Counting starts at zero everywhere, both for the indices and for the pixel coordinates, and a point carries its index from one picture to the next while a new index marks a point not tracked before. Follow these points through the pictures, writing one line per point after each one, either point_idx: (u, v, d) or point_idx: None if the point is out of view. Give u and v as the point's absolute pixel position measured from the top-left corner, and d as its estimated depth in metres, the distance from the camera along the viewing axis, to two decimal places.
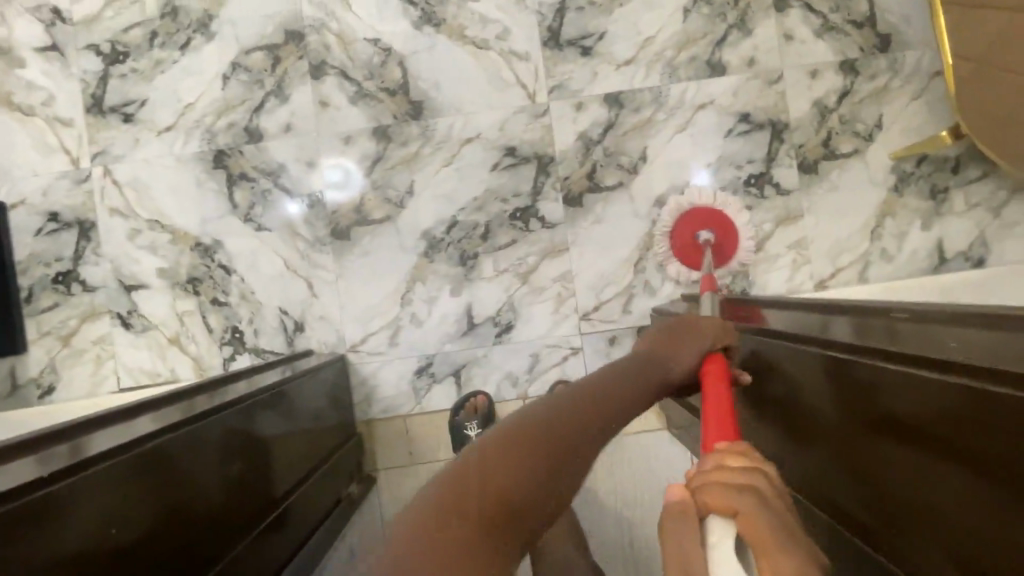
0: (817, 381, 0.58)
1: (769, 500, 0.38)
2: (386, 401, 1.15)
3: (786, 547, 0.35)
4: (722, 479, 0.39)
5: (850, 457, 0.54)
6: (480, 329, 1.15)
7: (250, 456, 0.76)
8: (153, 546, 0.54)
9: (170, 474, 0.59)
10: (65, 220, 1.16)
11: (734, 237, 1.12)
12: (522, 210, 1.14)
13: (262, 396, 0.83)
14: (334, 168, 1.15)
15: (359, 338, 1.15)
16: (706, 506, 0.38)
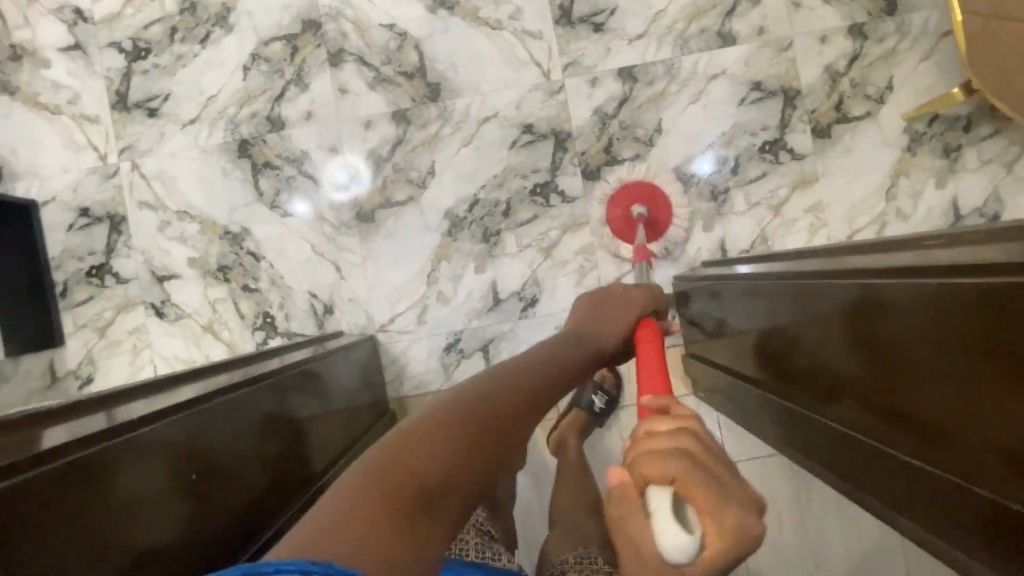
0: (835, 321, 0.62)
1: (705, 459, 0.43)
2: (417, 378, 1.18)
3: (721, 501, 0.41)
4: (655, 447, 0.44)
5: (874, 391, 0.58)
6: (506, 304, 1.17)
7: (288, 432, 0.78)
8: (191, 512, 0.55)
9: (208, 441, 0.60)
10: (96, 214, 1.19)
11: (662, 206, 1.12)
12: (542, 185, 1.17)
13: (292, 373, 0.84)
14: (340, 169, 1.18)
15: (387, 318, 1.18)
16: (646, 477, 0.43)
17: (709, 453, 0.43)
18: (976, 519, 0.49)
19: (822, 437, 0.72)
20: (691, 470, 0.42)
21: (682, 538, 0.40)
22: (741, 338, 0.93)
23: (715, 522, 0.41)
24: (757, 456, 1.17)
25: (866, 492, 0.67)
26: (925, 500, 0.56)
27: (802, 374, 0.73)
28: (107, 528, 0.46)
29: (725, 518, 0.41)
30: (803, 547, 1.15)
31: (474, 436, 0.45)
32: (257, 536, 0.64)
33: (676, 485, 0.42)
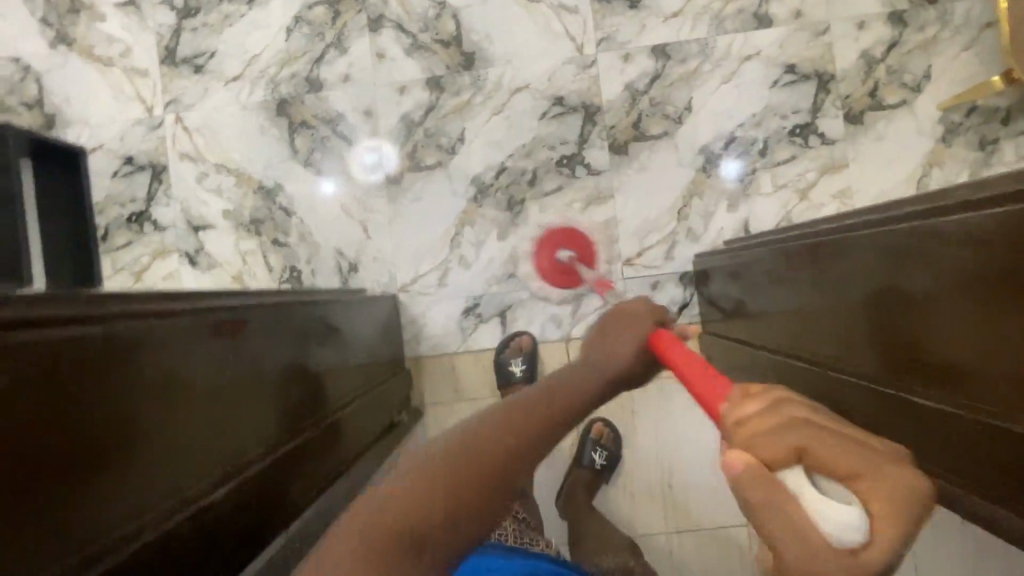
0: (875, 266, 0.59)
1: (815, 417, 0.34)
2: (434, 340, 1.20)
3: (869, 463, 0.32)
4: (756, 423, 0.34)
5: (896, 338, 0.58)
6: (526, 272, 1.19)
7: (307, 361, 0.80)
8: (211, 401, 0.56)
9: (233, 339, 0.61)
10: (140, 163, 1.25)
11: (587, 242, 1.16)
12: (569, 157, 1.18)
13: (313, 302, 0.86)
14: (370, 152, 1.21)
15: (409, 279, 1.21)
16: (769, 456, 0.32)
17: (829, 420, 0.34)
18: (984, 455, 0.49)
19: (826, 398, 0.72)
20: (811, 429, 0.33)
21: (844, 513, 0.30)
22: (761, 312, 0.93)
23: (882, 490, 0.31)
24: None
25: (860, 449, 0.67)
26: (930, 449, 0.56)
27: (820, 337, 0.73)
28: (135, 402, 0.47)
29: (888, 481, 0.31)
30: None
31: (483, 469, 0.45)
32: (277, 447, 0.66)
33: (809, 457, 0.32)
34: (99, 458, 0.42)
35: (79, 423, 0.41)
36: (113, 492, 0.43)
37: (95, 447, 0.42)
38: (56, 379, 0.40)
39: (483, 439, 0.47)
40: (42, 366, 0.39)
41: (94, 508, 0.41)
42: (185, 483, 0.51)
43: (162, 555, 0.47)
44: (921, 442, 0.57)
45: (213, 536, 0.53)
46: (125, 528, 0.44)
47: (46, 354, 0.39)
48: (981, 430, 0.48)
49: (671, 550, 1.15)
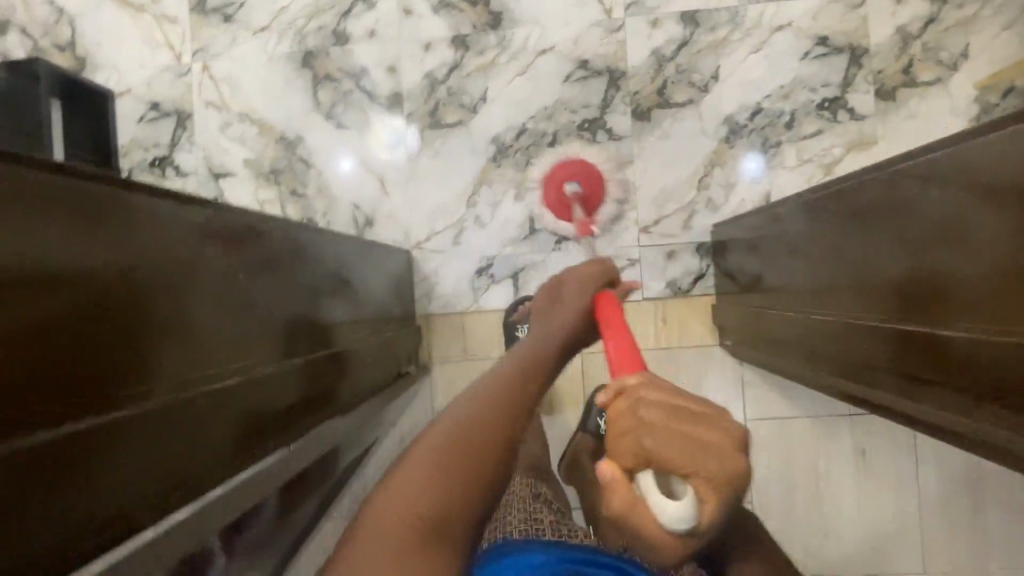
0: (904, 203, 0.58)
1: (668, 423, 0.46)
2: (446, 298, 1.21)
3: (702, 458, 0.45)
4: (619, 434, 0.47)
5: (915, 275, 0.57)
6: (541, 235, 1.18)
7: (316, 286, 0.80)
8: (220, 302, 0.56)
9: (247, 250, 0.62)
10: (165, 109, 1.26)
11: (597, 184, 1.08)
12: (591, 121, 1.17)
13: (326, 237, 0.86)
14: (392, 130, 1.21)
15: (424, 236, 1.21)
16: (629, 465, 0.47)
17: (680, 421, 0.46)
18: (997, 377, 0.47)
19: (845, 347, 0.70)
20: (661, 438, 0.46)
21: (674, 504, 0.46)
22: (780, 282, 0.91)
23: (708, 477, 0.45)
24: (777, 417, 1.13)
25: (873, 397, 0.65)
26: (941, 383, 0.54)
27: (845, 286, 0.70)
28: (144, 279, 0.47)
29: (714, 469, 0.45)
30: (816, 515, 1.13)
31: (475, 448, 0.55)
32: (283, 362, 0.66)
33: (655, 461, 0.46)
34: (96, 324, 0.42)
35: (83, 285, 0.41)
36: (110, 357, 0.43)
37: (94, 311, 0.42)
38: (61, 236, 0.40)
39: (467, 421, 0.57)
40: (46, 222, 0.39)
41: (88, 367, 0.41)
42: (186, 370, 0.51)
43: (170, 429, 0.46)
44: (937, 381, 0.54)
45: (221, 428, 0.53)
46: (121, 394, 0.44)
47: (52, 208, 0.39)
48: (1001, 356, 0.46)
49: None
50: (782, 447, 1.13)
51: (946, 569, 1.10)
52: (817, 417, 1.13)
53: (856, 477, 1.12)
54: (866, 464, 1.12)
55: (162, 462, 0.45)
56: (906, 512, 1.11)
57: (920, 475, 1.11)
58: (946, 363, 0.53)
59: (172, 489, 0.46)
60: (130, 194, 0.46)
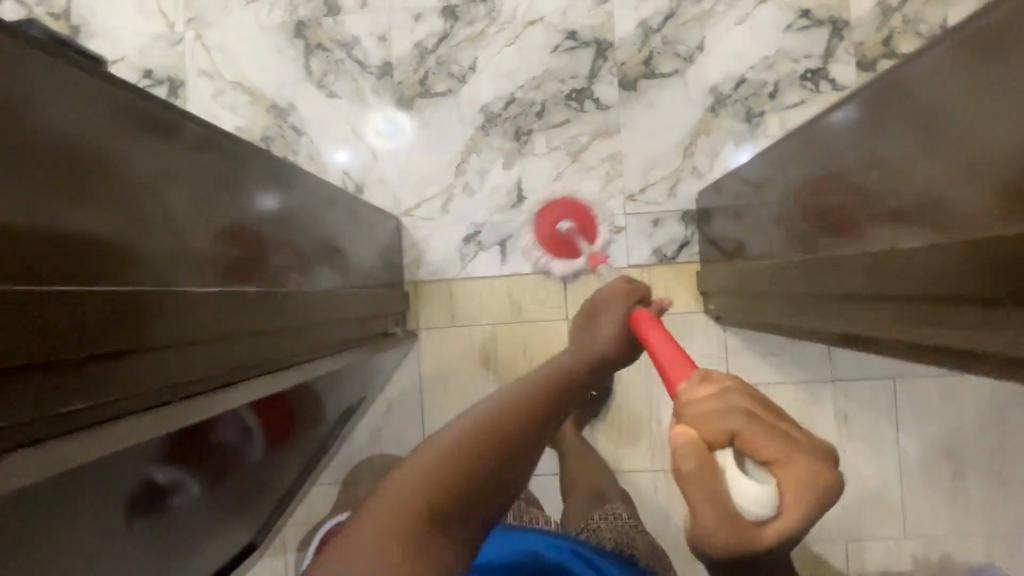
0: (875, 144, 0.64)
1: (756, 410, 0.44)
2: (435, 265, 1.22)
3: (802, 461, 0.44)
4: (697, 414, 0.46)
5: (881, 207, 0.62)
6: (529, 202, 1.19)
7: (290, 222, 0.80)
8: (213, 227, 0.61)
9: (239, 184, 0.66)
10: (157, 78, 1.27)
11: (590, 218, 1.17)
12: (578, 91, 1.18)
13: (309, 185, 0.90)
14: (384, 109, 1.22)
15: (414, 203, 1.22)
16: (706, 442, 0.45)
17: (760, 424, 0.44)
18: (933, 281, 0.51)
19: (830, 283, 0.70)
20: (750, 425, 0.44)
21: (753, 490, 0.43)
22: (766, 241, 0.92)
23: (794, 474, 0.43)
24: (760, 382, 1.15)
25: (846, 325, 0.68)
26: (893, 299, 0.58)
27: (839, 224, 0.71)
28: (145, 194, 0.51)
29: (803, 466, 0.43)
30: None
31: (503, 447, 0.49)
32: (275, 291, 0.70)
33: (737, 440, 0.44)
34: (78, 209, 0.44)
35: (88, 186, 0.45)
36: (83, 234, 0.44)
37: (73, 194, 0.44)
38: (43, 120, 0.42)
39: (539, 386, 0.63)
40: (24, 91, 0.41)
41: (67, 242, 0.43)
42: (159, 267, 0.52)
43: (148, 321, 0.48)
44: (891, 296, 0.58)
45: (191, 333, 0.53)
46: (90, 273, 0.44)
47: (30, 81, 0.41)
48: (960, 250, 0.47)
49: (656, 487, 1.19)
50: None
51: (928, 533, 1.11)
52: (801, 382, 1.14)
53: (840, 443, 1.13)
54: (850, 429, 1.13)
55: (133, 354, 0.47)
56: (888, 477, 1.12)
57: (901, 439, 1.12)
58: (896, 278, 0.56)
59: (127, 378, 0.47)
60: (121, 100, 0.49)
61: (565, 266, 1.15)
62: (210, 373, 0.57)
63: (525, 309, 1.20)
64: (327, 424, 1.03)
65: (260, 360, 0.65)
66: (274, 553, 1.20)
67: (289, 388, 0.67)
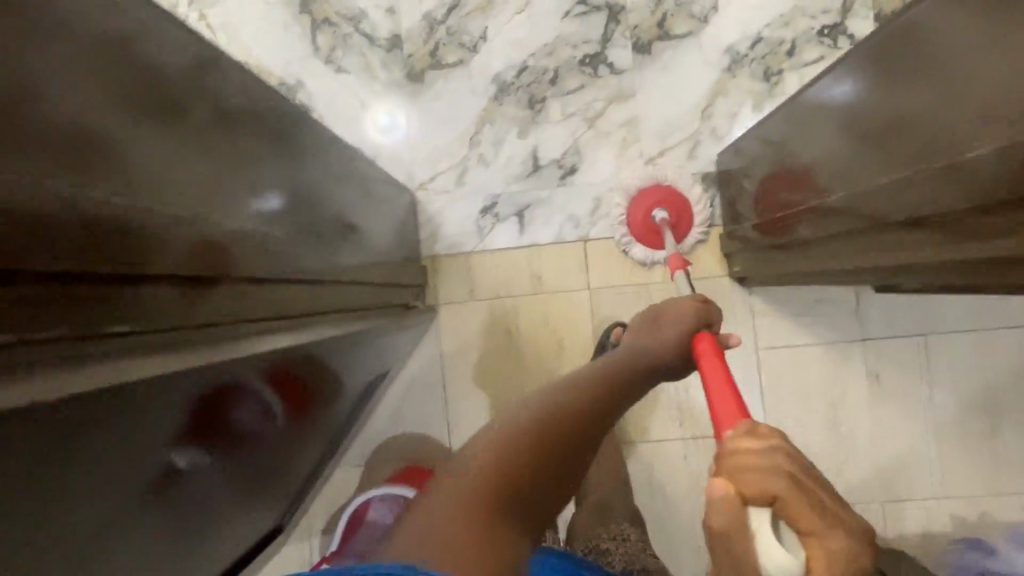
0: (890, 82, 0.62)
1: (797, 471, 0.42)
2: (451, 239, 1.20)
3: (834, 538, 0.41)
4: (746, 463, 0.42)
5: (895, 141, 0.60)
6: (545, 171, 1.17)
7: (301, 187, 0.78)
8: (228, 199, 0.56)
9: (243, 150, 0.63)
10: None
11: (687, 215, 1.13)
12: (592, 56, 1.16)
13: (314, 154, 0.88)
14: (394, 83, 1.20)
15: (427, 177, 1.20)
16: (747, 496, 0.41)
17: (803, 495, 0.41)
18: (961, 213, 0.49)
19: (859, 217, 0.67)
20: (792, 489, 0.41)
21: (789, 559, 0.39)
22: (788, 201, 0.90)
23: (823, 550, 0.40)
24: (789, 344, 1.13)
25: (881, 259, 0.67)
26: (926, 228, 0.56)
27: (859, 159, 0.69)
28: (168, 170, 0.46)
29: (832, 541, 0.40)
30: (831, 441, 1.12)
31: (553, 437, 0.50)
32: (298, 251, 0.69)
33: (779, 502, 0.41)
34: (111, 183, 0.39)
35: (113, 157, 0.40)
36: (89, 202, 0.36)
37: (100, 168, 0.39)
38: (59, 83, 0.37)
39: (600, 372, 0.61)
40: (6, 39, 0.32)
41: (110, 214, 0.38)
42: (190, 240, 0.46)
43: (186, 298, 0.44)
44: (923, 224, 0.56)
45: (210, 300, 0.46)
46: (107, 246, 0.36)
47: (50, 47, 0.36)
48: (981, 174, 0.45)
49: (685, 455, 1.17)
50: (793, 374, 1.13)
51: (964, 491, 1.10)
52: (829, 343, 1.12)
53: (869, 403, 1.12)
54: (879, 388, 1.11)
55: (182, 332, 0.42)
56: (921, 436, 1.11)
57: (934, 398, 1.10)
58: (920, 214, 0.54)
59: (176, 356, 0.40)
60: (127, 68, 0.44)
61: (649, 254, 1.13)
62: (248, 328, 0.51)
63: (545, 281, 1.18)
64: (347, 403, 1.01)
65: (286, 309, 0.61)
66: (298, 535, 1.18)
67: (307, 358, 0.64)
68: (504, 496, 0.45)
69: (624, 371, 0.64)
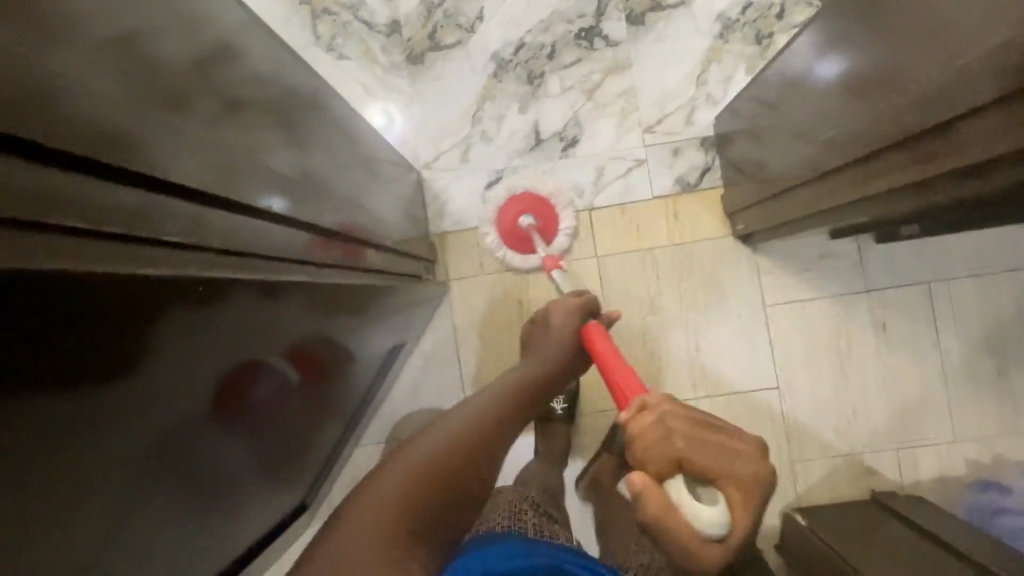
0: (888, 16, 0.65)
1: (687, 435, 0.63)
2: (458, 215, 1.22)
3: (737, 464, 0.62)
4: (650, 446, 0.63)
5: (897, 73, 0.62)
6: (547, 144, 1.20)
7: (310, 156, 0.80)
8: (249, 167, 0.52)
9: (252, 125, 0.62)
10: None
11: (554, 218, 1.16)
12: (587, 30, 1.19)
13: (318, 130, 0.90)
14: (395, 67, 1.23)
15: (431, 157, 1.23)
16: (655, 470, 0.63)
17: (704, 446, 0.63)
18: (971, 139, 0.50)
19: (861, 148, 0.69)
20: (687, 446, 0.63)
21: (707, 511, 0.60)
22: (786, 159, 0.92)
23: (740, 484, 0.62)
24: (795, 300, 1.15)
25: (881, 190, 0.69)
26: (928, 158, 0.57)
27: (854, 93, 0.71)
28: (173, 126, 0.42)
29: (742, 475, 0.62)
30: (843, 394, 1.14)
31: (450, 469, 0.62)
32: (315, 211, 0.70)
33: (684, 461, 0.62)
34: (122, 123, 0.35)
35: (121, 109, 0.36)
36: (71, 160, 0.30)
37: (113, 112, 0.35)
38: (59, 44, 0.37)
39: (478, 409, 0.72)
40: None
41: (117, 153, 0.33)
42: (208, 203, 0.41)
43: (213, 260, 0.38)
44: (927, 152, 0.57)
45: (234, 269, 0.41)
46: (105, 196, 0.31)
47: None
48: (979, 86, 0.46)
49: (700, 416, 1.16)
50: (802, 331, 1.15)
51: (977, 435, 1.11)
52: (834, 297, 1.15)
53: (878, 353, 1.14)
54: (887, 339, 1.14)
55: (206, 306, 0.37)
56: (932, 383, 1.13)
57: (941, 344, 1.13)
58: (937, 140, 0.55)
59: (179, 328, 0.35)
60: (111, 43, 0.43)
61: (524, 261, 1.16)
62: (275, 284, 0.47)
63: None
64: (364, 381, 1.02)
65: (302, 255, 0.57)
66: (324, 518, 1.19)
67: (315, 338, 0.64)
68: (415, 516, 0.56)
69: (500, 404, 0.75)
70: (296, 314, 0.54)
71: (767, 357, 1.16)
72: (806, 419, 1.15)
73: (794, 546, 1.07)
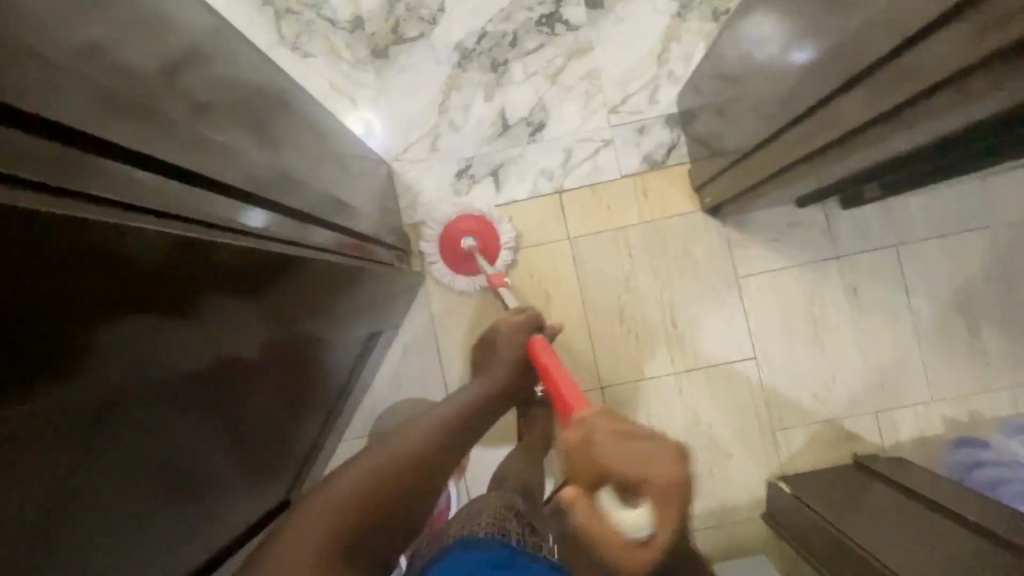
0: None
1: (592, 430, 0.55)
2: (430, 205, 1.23)
3: (659, 465, 0.51)
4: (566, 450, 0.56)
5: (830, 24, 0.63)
6: (514, 129, 1.21)
7: (273, 142, 0.80)
8: (210, 153, 0.52)
9: (211, 105, 0.63)
10: None
11: (488, 226, 1.16)
12: (548, 15, 1.21)
13: (281, 120, 0.90)
14: (361, 61, 1.24)
15: (401, 149, 1.24)
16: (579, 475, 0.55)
17: (618, 443, 0.53)
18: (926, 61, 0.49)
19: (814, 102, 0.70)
20: (600, 445, 0.53)
21: (631, 517, 0.51)
22: (746, 125, 0.93)
23: (665, 490, 0.50)
24: (768, 270, 1.16)
25: (841, 143, 0.69)
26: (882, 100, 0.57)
27: (799, 48, 0.72)
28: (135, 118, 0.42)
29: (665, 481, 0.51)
30: (821, 360, 1.15)
31: (400, 476, 0.64)
32: (283, 195, 0.69)
33: (604, 465, 0.53)
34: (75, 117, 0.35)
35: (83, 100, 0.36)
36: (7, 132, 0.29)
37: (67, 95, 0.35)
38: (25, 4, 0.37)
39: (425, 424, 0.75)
40: None
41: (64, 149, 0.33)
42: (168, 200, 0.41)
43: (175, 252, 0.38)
44: (882, 86, 0.56)
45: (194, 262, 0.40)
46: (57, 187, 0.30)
47: None
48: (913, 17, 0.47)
49: (681, 390, 1.17)
50: (776, 299, 1.16)
51: (954, 391, 1.13)
52: (806, 265, 1.16)
53: (853, 317, 1.15)
54: (861, 304, 1.15)
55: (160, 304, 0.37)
56: (906, 344, 1.14)
57: (912, 305, 1.14)
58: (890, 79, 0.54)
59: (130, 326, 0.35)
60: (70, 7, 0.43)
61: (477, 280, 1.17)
62: (234, 278, 0.46)
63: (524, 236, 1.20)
64: (343, 372, 1.00)
65: (269, 238, 0.56)
66: None
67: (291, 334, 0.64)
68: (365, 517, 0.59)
69: (456, 420, 0.77)
70: (267, 312, 0.54)
71: (745, 328, 1.17)
72: (785, 387, 1.15)
73: (782, 513, 1.07)
